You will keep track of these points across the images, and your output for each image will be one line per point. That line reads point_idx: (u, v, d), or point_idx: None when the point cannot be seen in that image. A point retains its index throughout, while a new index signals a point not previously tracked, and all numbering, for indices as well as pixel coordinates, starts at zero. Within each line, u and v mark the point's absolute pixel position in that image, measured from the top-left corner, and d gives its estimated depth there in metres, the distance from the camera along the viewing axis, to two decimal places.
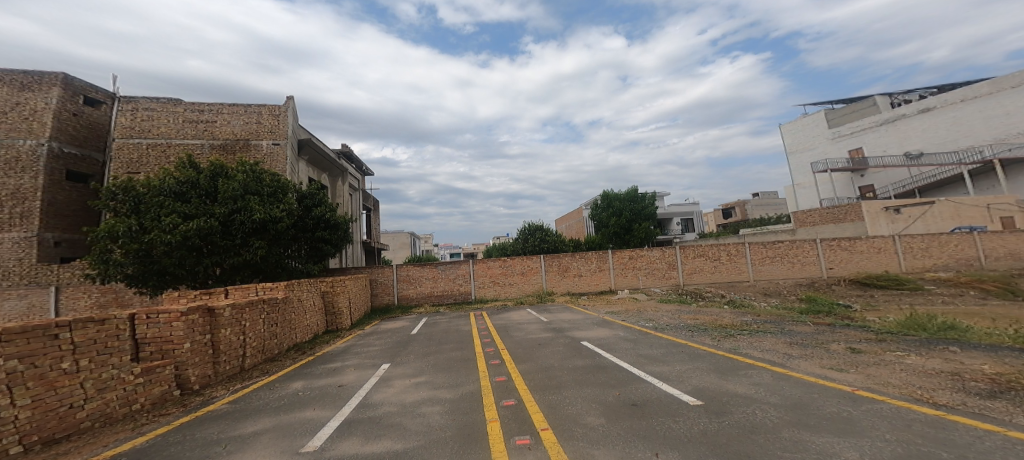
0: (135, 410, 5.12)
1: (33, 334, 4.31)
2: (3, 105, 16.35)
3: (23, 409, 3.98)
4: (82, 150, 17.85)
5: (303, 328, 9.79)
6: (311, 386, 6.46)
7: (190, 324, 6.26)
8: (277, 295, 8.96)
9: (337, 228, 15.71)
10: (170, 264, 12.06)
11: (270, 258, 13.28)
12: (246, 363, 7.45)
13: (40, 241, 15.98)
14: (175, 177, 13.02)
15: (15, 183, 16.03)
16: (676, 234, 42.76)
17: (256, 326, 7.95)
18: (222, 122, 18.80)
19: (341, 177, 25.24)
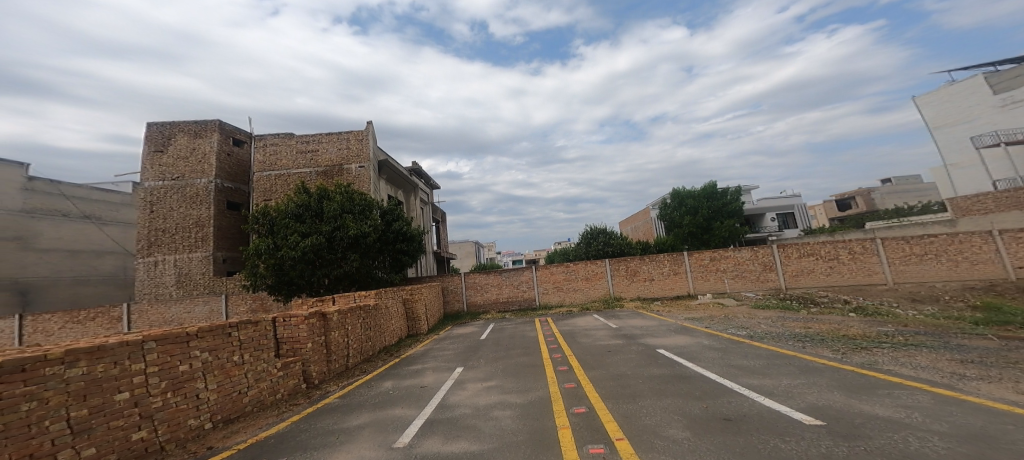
0: (278, 399, 6.14)
1: (218, 331, 5.39)
2: (185, 152, 20.60)
3: (212, 392, 5.05)
4: (235, 184, 21.54)
5: (390, 332, 10.71)
6: (399, 385, 7.04)
7: (311, 327, 7.26)
8: (369, 302, 9.93)
9: (413, 240, 16.93)
10: (294, 276, 14.11)
11: (363, 269, 14.81)
12: (350, 362, 8.41)
13: (214, 259, 19.63)
14: (293, 202, 15.14)
15: (197, 214, 19.95)
16: (772, 231, 38.24)
17: (356, 330, 8.92)
18: (324, 149, 21.37)
19: (412, 192, 27.10)
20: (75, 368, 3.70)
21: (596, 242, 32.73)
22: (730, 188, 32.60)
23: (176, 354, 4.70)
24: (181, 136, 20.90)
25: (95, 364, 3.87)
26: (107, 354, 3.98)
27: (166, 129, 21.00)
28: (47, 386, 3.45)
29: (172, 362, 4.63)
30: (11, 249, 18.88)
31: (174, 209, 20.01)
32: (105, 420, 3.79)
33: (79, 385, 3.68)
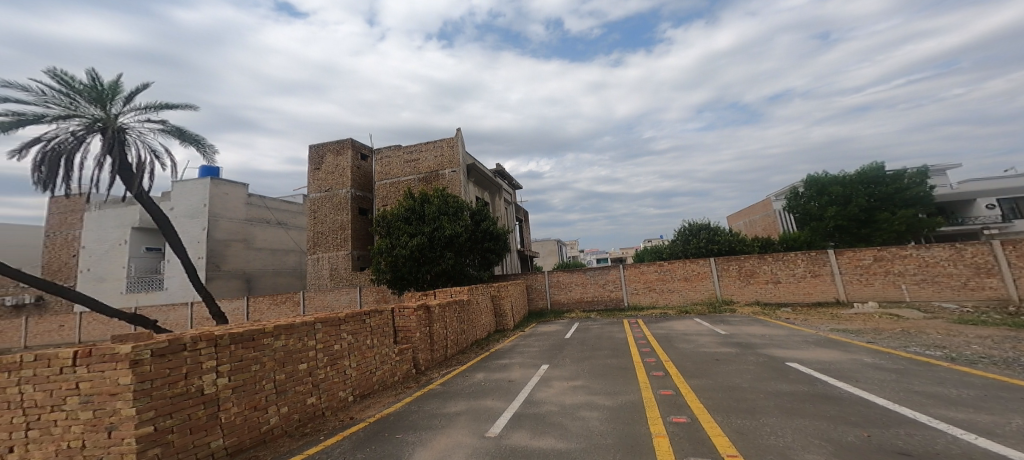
0: (397, 380, 7.17)
1: (356, 318, 6.58)
2: (335, 167, 24.44)
3: (354, 370, 6.23)
4: (364, 193, 24.68)
5: (481, 327, 11.26)
6: (490, 378, 7.38)
7: (420, 318, 8.16)
8: (463, 297, 10.60)
9: (500, 239, 17.57)
10: (403, 272, 15.81)
11: (458, 267, 15.89)
12: (450, 353, 9.13)
13: (352, 256, 22.99)
14: (402, 206, 16.87)
15: (341, 219, 23.49)
16: (990, 220, 29.85)
17: (453, 323, 9.60)
18: (424, 158, 23.36)
19: (496, 193, 27.98)
20: (278, 341, 5.05)
21: (692, 242, 29.71)
22: (906, 170, 26.76)
23: (333, 335, 5.95)
24: (328, 156, 24.83)
25: (288, 338, 5.21)
26: (295, 331, 5.32)
27: (320, 150, 25.21)
28: (263, 353, 4.83)
29: (331, 342, 5.88)
30: (240, 249, 24.44)
31: (328, 215, 23.88)
32: (292, 384, 5.10)
33: (280, 354, 5.03)
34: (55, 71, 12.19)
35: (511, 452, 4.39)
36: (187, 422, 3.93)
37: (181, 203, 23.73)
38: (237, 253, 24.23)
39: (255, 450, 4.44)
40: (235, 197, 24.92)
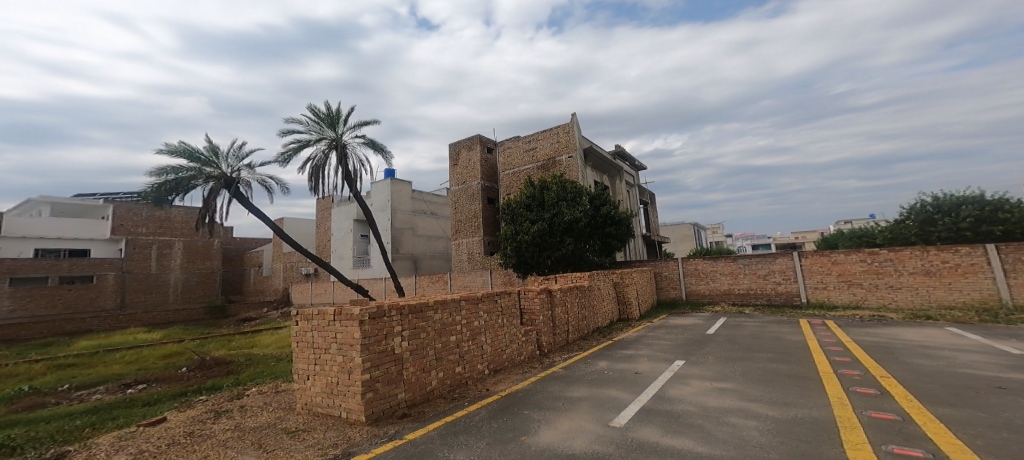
0: (523, 359, 7.75)
1: (489, 298, 7.35)
2: (466, 162, 26.49)
3: (488, 346, 7.10)
4: (491, 183, 26.22)
5: (602, 314, 11.02)
6: (613, 367, 7.20)
7: (542, 301, 8.43)
8: (583, 282, 10.57)
9: (621, 223, 16.89)
10: (525, 257, 16.40)
11: (576, 252, 15.79)
12: (570, 337, 9.17)
13: (485, 242, 24.80)
14: (523, 194, 17.36)
15: (473, 209, 25.46)
16: None
17: (573, 308, 9.60)
18: (542, 145, 23.64)
19: (617, 176, 26.85)
20: (436, 314, 6.29)
21: (940, 221, 17.32)
22: None
23: (472, 313, 6.93)
24: (462, 152, 26.89)
25: (443, 313, 6.42)
26: (447, 307, 6.50)
27: (455, 148, 27.44)
28: (428, 323, 6.12)
29: (470, 318, 6.89)
30: (410, 235, 27.39)
31: (464, 205, 26.01)
32: (445, 353, 6.31)
33: (437, 326, 6.27)
34: (310, 106, 16.06)
35: (639, 447, 4.18)
36: (386, 374, 5.42)
37: (375, 199, 27.72)
38: (411, 240, 27.39)
39: (423, 404, 5.80)
40: (404, 193, 27.68)
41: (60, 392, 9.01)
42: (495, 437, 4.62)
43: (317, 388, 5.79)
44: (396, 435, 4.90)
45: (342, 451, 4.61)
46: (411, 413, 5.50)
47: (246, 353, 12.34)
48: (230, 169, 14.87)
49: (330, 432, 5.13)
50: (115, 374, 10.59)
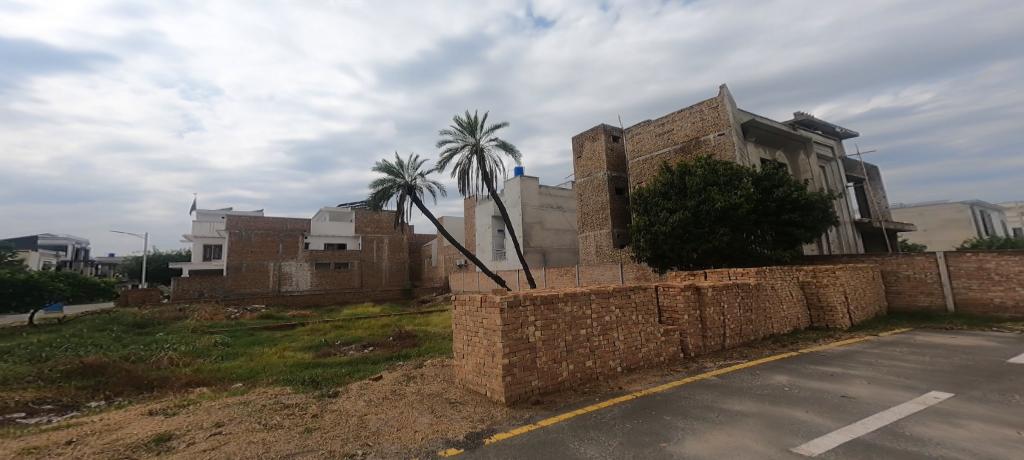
0: (662, 361, 7.12)
1: (622, 292, 6.96)
2: (590, 154, 25.90)
3: (621, 343, 6.73)
4: (619, 173, 25.08)
5: (779, 319, 9.45)
6: (800, 386, 6.04)
7: (687, 300, 7.56)
8: (749, 280, 9.16)
9: (811, 209, 14.21)
10: (666, 249, 15.23)
11: (735, 244, 13.88)
12: (726, 343, 8.07)
13: (614, 234, 23.91)
14: (660, 181, 16.32)
15: (601, 200, 24.74)
16: None
17: (734, 309, 8.45)
18: (678, 128, 21.84)
19: (804, 149, 23.06)
20: (566, 306, 6.24)
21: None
22: None
23: (603, 307, 6.64)
24: (585, 143, 26.39)
25: (573, 305, 6.33)
26: (578, 300, 6.39)
27: (579, 140, 26.99)
28: (559, 314, 6.12)
29: (602, 313, 6.61)
30: (539, 229, 28.04)
31: (591, 198, 25.53)
32: (576, 346, 6.22)
33: (569, 318, 6.22)
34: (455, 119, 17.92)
35: None
36: (521, 361, 5.65)
37: (508, 196, 29.13)
38: (540, 234, 27.98)
39: (554, 394, 5.85)
40: (533, 189, 28.50)
41: (335, 345, 12.41)
42: (629, 438, 4.26)
43: (468, 366, 6.49)
44: (530, 419, 5.03)
45: (487, 426, 4.97)
46: (544, 401, 5.61)
47: (426, 329, 14.01)
48: (412, 178, 16.21)
49: (478, 407, 5.64)
50: (358, 336, 13.59)
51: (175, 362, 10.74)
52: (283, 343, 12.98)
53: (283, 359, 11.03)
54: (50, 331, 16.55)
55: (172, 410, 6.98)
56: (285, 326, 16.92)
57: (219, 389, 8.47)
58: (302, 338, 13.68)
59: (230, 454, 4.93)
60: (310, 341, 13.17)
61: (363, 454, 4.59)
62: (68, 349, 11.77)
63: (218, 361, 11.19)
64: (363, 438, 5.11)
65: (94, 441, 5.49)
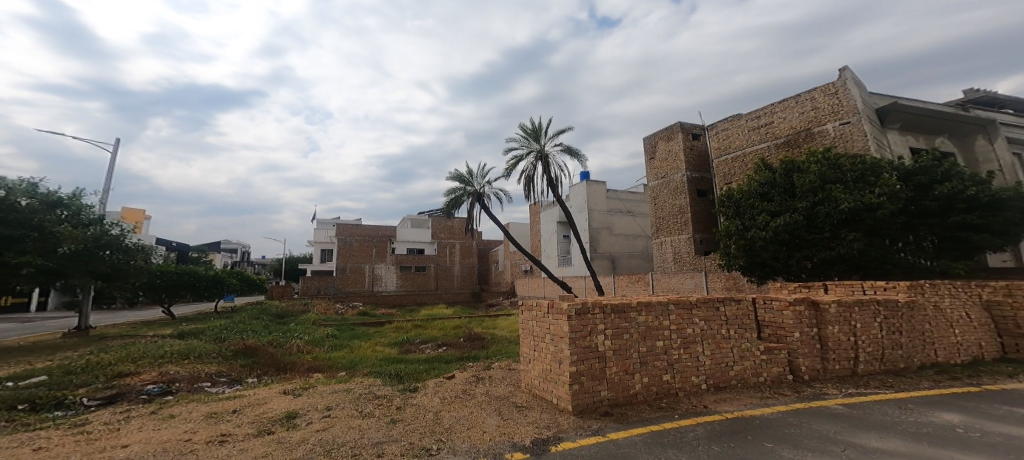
0: (761, 382, 6.53)
1: (708, 304, 6.54)
2: (666, 155, 24.44)
3: (706, 358, 6.33)
4: (701, 173, 23.32)
5: (944, 345, 7.77)
6: (975, 427, 4.69)
7: (798, 316, 6.76)
8: (900, 297, 7.65)
9: (994, 212, 11.65)
10: (767, 257, 13.66)
11: (869, 251, 11.97)
12: (859, 368, 6.98)
13: (695, 240, 22.28)
14: (757, 180, 14.91)
15: (680, 203, 23.23)
16: None
17: (871, 329, 7.22)
18: (780, 120, 19.96)
19: (986, 133, 18.82)
20: (640, 316, 6.06)
21: None
22: None
23: (685, 319, 6.31)
24: (659, 143, 25.07)
25: (648, 315, 6.12)
26: (653, 310, 6.15)
27: (653, 140, 25.67)
28: (631, 324, 5.98)
29: (683, 325, 6.29)
30: (606, 234, 27.27)
31: (668, 201, 24.14)
32: (651, 358, 6.00)
33: (642, 329, 6.03)
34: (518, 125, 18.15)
35: None
36: (589, 370, 5.64)
37: (574, 200, 28.77)
38: (605, 239, 27.16)
39: (626, 407, 5.71)
40: (599, 193, 27.81)
41: (416, 343, 13.28)
42: None
43: (535, 371, 6.64)
44: (599, 431, 4.98)
45: (553, 434, 5.03)
46: (614, 413, 5.51)
47: (493, 333, 14.35)
48: (480, 186, 16.86)
49: (544, 413, 5.74)
50: (434, 335, 14.41)
51: (303, 349, 12.64)
52: (374, 338, 14.28)
53: (375, 352, 12.11)
54: (224, 317, 20.68)
55: (298, 391, 8.23)
56: (373, 323, 18.50)
57: (330, 375, 9.68)
58: (388, 335, 14.83)
59: (334, 437, 5.55)
60: (397, 337, 14.37)
61: (437, 449, 4.91)
62: (239, 331, 14.57)
63: (330, 351, 12.71)
64: (437, 434, 5.46)
65: (250, 412, 6.98)
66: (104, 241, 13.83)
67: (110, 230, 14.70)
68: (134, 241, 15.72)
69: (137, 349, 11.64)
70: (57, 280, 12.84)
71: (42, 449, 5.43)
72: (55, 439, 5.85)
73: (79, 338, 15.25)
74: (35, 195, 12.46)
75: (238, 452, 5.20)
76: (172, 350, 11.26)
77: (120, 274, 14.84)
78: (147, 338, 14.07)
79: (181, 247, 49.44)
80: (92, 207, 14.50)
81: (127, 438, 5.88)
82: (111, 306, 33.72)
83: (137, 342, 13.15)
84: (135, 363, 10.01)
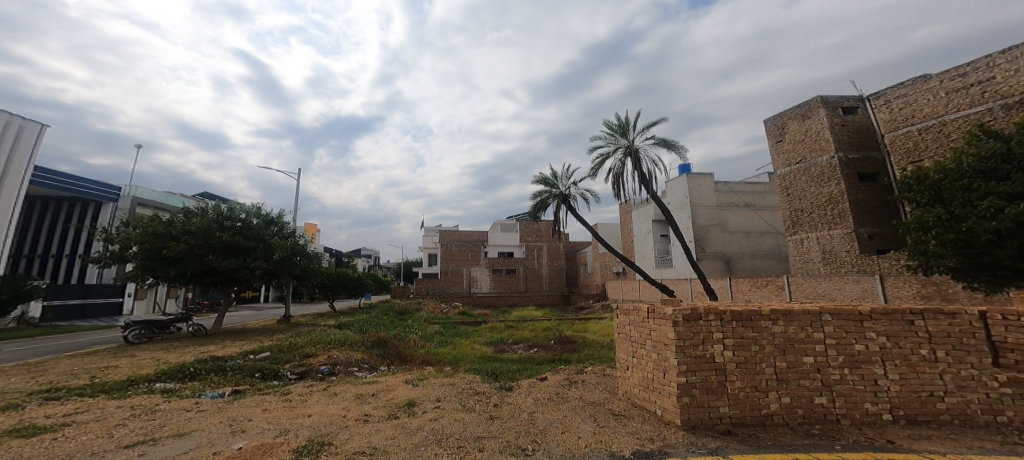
0: (1002, 424, 4.84)
1: (895, 317, 5.26)
2: (805, 136, 20.51)
3: (892, 383, 5.10)
4: (862, 153, 19.10)
5: None
6: None
7: None
8: None
9: None
10: (1004, 257, 9.22)
11: None
12: None
13: (858, 236, 18.21)
14: (971, 155, 10.41)
15: (829, 191, 19.28)
16: None
17: None
18: (1008, 73, 14.40)
19: None
20: (776, 326, 5.32)
21: None
22: None
23: (850, 333, 5.24)
24: (792, 123, 21.29)
25: (788, 325, 5.32)
26: (796, 319, 5.32)
27: (780, 120, 22.06)
28: (763, 335, 5.30)
29: (848, 340, 5.24)
30: (720, 232, 24.37)
31: (808, 189, 20.31)
32: (794, 376, 5.19)
33: (779, 341, 5.28)
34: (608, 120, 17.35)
35: None
36: (706, 383, 5.18)
37: (673, 197, 26.37)
38: (718, 238, 24.31)
39: (757, 428, 5.07)
40: (707, 186, 25.01)
41: (510, 343, 13.79)
42: None
43: (634, 379, 6.36)
44: (716, 451, 4.56)
45: (657, 447, 4.77)
46: (737, 434, 4.95)
47: (585, 336, 14.09)
48: (566, 187, 16.80)
49: (646, 425, 5.47)
50: (526, 336, 14.79)
51: (418, 343, 14.15)
52: (473, 337, 15.23)
53: (474, 350, 12.94)
54: (365, 312, 24.40)
55: (417, 381, 9.27)
56: (470, 323, 19.80)
57: (438, 369, 10.58)
58: (484, 334, 15.76)
59: (442, 427, 6.10)
60: (493, 337, 15.14)
61: (532, 450, 5.06)
62: (376, 325, 17.02)
63: (439, 346, 13.94)
64: (532, 434, 5.62)
65: (384, 397, 8.15)
66: (297, 250, 17.13)
67: (301, 240, 18.24)
68: (313, 249, 18.92)
69: (317, 336, 14.45)
70: (273, 279, 16.50)
71: (266, 410, 7.22)
72: (270, 403, 7.73)
73: (285, 324, 19.64)
74: (260, 215, 16.79)
75: (374, 431, 6.08)
76: (336, 338, 13.77)
77: (306, 275, 18.18)
78: (321, 327, 17.33)
79: (338, 255, 59.89)
80: (290, 223, 18.27)
81: (312, 408, 7.41)
82: (302, 300, 42.63)
83: (314, 330, 16.35)
84: (316, 347, 12.56)
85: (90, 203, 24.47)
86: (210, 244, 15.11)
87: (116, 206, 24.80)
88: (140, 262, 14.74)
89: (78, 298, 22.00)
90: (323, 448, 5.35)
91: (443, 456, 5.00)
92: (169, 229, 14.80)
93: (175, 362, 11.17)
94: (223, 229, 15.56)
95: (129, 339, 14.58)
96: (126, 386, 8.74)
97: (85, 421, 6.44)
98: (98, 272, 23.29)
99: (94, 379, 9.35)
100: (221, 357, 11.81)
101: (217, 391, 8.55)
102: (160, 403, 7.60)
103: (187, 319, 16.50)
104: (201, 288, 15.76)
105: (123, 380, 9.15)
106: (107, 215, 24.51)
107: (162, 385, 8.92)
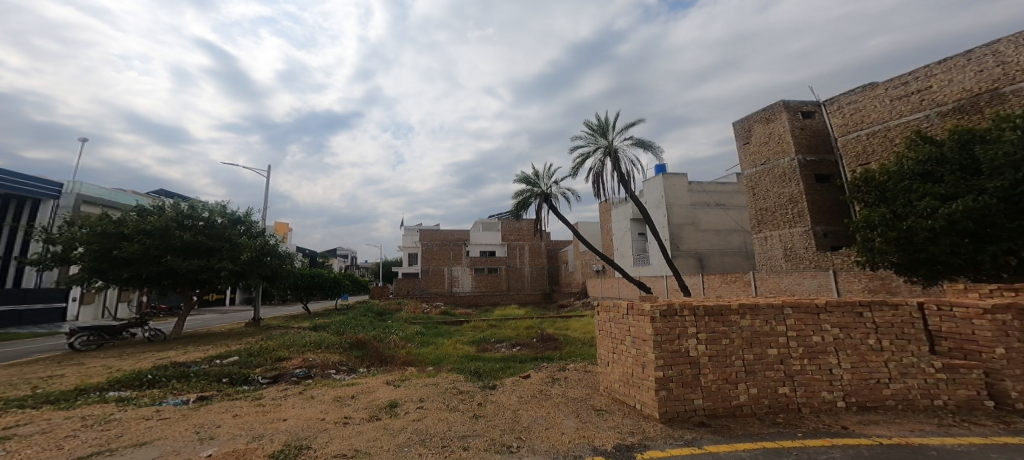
0: (937, 407, 5.24)
1: (847, 309, 5.62)
2: (768, 139, 21.48)
3: (845, 371, 5.43)
4: (818, 156, 20.18)
5: None
6: None
7: (1003, 327, 5.10)
8: None
9: None
10: (940, 253, 9.97)
11: None
12: None
13: (815, 234, 19.24)
14: (912, 158, 11.17)
15: (789, 191, 20.28)
16: None
17: None
18: (942, 83, 15.57)
19: None
20: (744, 320, 5.56)
21: None
22: None
23: (809, 325, 5.56)
24: (757, 126, 22.26)
25: (754, 319, 5.58)
26: (761, 313, 5.59)
27: (746, 123, 22.99)
28: (732, 328, 5.54)
29: (806, 332, 5.55)
30: (692, 230, 25.20)
31: (771, 190, 21.30)
32: (760, 368, 5.45)
33: (746, 334, 5.53)
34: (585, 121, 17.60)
35: None
36: (680, 376, 5.36)
37: (649, 197, 27.09)
38: (690, 236, 25.14)
39: (728, 419, 5.29)
40: (680, 186, 25.79)
41: (491, 342, 13.81)
42: None
43: (615, 375, 6.49)
44: (692, 442, 4.73)
45: (637, 441, 4.90)
46: (710, 425, 5.15)
47: (566, 334, 14.26)
48: (546, 187, 16.94)
49: (626, 419, 5.60)
50: (508, 335, 14.82)
51: (399, 344, 13.93)
52: (455, 336, 15.15)
53: (456, 350, 12.84)
54: (342, 313, 23.80)
55: (398, 382, 9.12)
56: (452, 322, 19.68)
57: (419, 370, 10.43)
58: (466, 333, 15.66)
59: (426, 428, 6.04)
60: (474, 336, 15.12)
61: (517, 447, 5.11)
62: (353, 326, 16.60)
63: (420, 347, 13.78)
64: (517, 432, 5.64)
65: (362, 399, 7.97)
66: (266, 250, 16.52)
67: (271, 240, 17.57)
68: (285, 248, 18.25)
69: (290, 338, 13.98)
70: (241, 280, 15.86)
71: (237, 416, 6.94)
72: (241, 409, 7.43)
73: (256, 327, 18.89)
74: (225, 213, 16.03)
75: (354, 433, 5.97)
76: (312, 340, 13.36)
77: (277, 276, 17.55)
78: (294, 330, 16.78)
79: (311, 256, 58.20)
80: (259, 223, 17.56)
81: (286, 412, 7.18)
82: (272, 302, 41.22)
83: (286, 333, 15.78)
84: (288, 350, 12.14)
85: (28, 201, 22.71)
86: (169, 244, 14.31)
87: (57, 204, 23.13)
88: (87, 264, 13.77)
89: (15, 303, 20.36)
90: (301, 452, 5.22)
91: (428, 455, 4.97)
92: (122, 228, 13.92)
93: (130, 369, 10.53)
94: (183, 228, 14.77)
95: (78, 347, 13.63)
96: (76, 395, 8.16)
97: (31, 433, 6.00)
98: (39, 275, 21.56)
99: (38, 389, 8.68)
100: (183, 363, 11.23)
101: (181, 397, 8.13)
102: (116, 412, 7.15)
103: (144, 324, 15.58)
104: (159, 290, 14.90)
105: (72, 389, 8.55)
106: (48, 213, 22.79)
107: (117, 393, 8.39)
